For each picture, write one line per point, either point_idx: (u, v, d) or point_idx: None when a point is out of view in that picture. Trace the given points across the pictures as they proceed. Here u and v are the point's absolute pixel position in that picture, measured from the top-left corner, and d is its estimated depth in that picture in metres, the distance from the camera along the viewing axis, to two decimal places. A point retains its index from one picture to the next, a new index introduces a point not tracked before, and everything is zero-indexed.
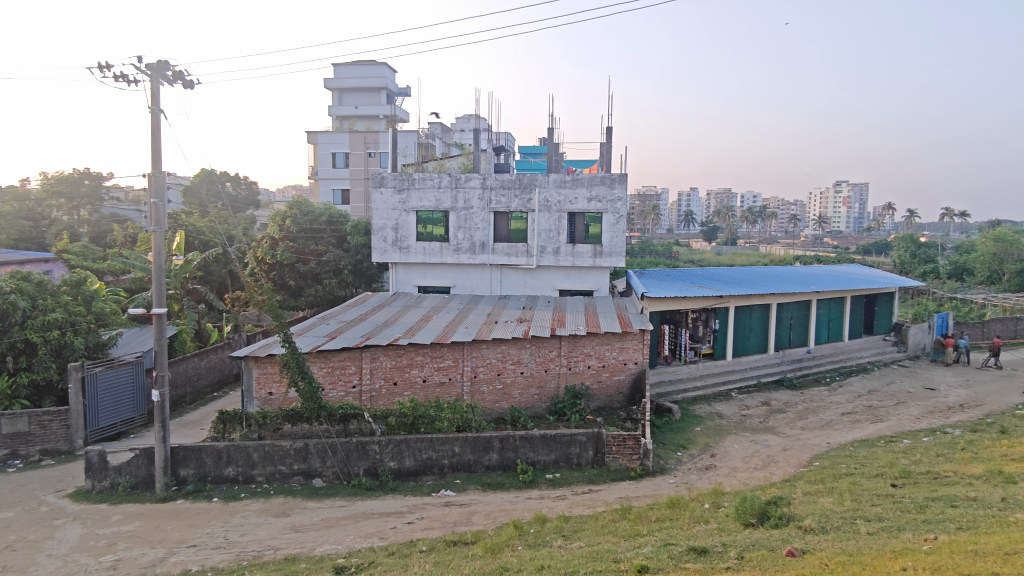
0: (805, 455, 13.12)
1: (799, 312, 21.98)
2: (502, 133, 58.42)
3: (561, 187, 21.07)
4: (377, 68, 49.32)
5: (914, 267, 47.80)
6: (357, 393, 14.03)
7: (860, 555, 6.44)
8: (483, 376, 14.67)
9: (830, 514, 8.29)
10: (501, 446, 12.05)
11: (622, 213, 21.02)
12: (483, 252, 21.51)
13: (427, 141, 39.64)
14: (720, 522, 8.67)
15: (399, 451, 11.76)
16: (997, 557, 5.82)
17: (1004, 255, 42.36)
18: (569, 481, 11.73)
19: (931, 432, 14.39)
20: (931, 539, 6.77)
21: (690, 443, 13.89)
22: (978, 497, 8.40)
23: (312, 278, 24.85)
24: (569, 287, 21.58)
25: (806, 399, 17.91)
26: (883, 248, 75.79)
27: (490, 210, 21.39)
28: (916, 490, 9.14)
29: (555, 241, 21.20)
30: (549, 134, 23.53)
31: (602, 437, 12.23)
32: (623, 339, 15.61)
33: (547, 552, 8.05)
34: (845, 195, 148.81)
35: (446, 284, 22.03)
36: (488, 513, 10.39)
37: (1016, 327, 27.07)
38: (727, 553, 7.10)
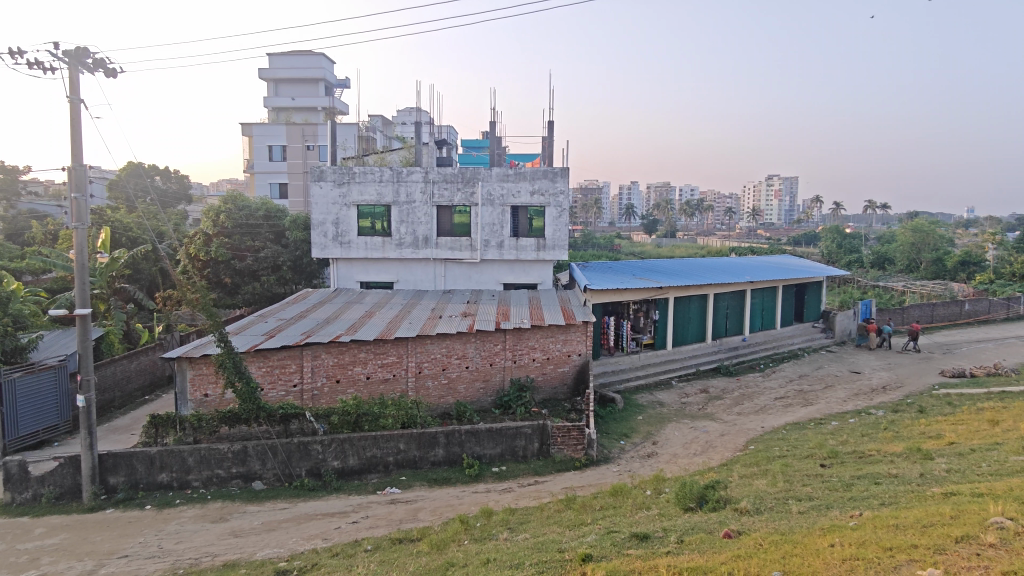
0: (741, 440, 13.60)
1: (734, 302, 22.73)
2: (444, 126, 57.96)
3: (504, 181, 21.08)
4: (314, 58, 48.09)
5: (839, 257, 50.24)
6: (298, 392, 13.70)
7: (791, 534, 6.73)
8: (428, 372, 14.56)
9: (764, 496, 8.64)
10: (447, 441, 12.01)
11: (565, 206, 21.24)
12: (426, 247, 21.32)
13: (368, 134, 39.00)
14: (661, 507, 8.91)
15: (342, 450, 11.59)
16: (917, 530, 6.18)
17: (921, 245, 45.02)
18: (515, 474, 11.82)
19: (857, 413, 15.16)
20: (857, 516, 7.13)
21: (633, 432, 14.18)
22: (899, 473, 8.90)
23: (249, 275, 24.09)
24: (513, 281, 21.65)
25: (742, 385, 18.59)
26: (812, 239, 79.23)
27: (432, 204, 21.21)
28: (843, 470, 9.61)
29: (498, 235, 21.22)
30: (492, 128, 23.47)
31: (547, 428, 12.38)
32: (567, 331, 15.80)
33: (493, 546, 8.08)
34: (776, 189, 154.76)
35: (389, 279, 21.73)
36: (434, 509, 10.34)
37: (932, 312, 28.81)
38: (667, 538, 7.28)
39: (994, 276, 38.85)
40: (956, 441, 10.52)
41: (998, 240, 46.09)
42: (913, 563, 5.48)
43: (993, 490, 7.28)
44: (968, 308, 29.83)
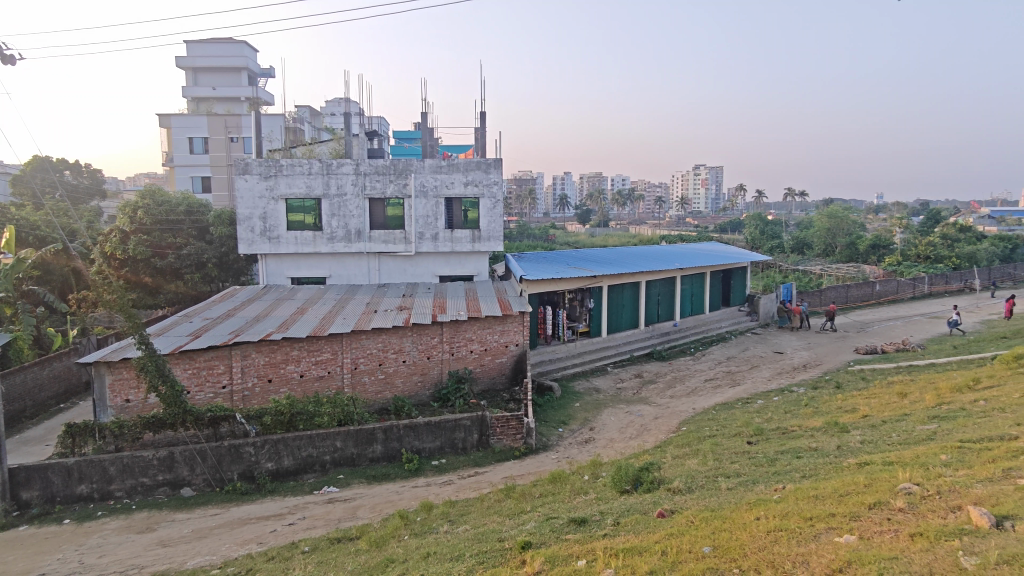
0: (674, 422, 14.04)
1: (665, 288, 23.39)
2: (375, 117, 56.76)
3: (436, 172, 20.90)
4: (235, 46, 46.29)
5: (762, 243, 52.40)
6: (228, 394, 13.21)
7: (720, 510, 7.01)
8: (364, 367, 14.31)
9: (695, 474, 8.97)
10: (385, 437, 11.88)
11: (499, 197, 21.31)
12: (359, 240, 20.91)
13: (295, 125, 37.89)
14: (598, 491, 9.12)
15: (276, 451, 11.29)
16: (834, 499, 6.56)
17: (836, 230, 47.61)
18: (455, 466, 11.82)
19: (780, 392, 15.91)
20: (780, 488, 7.50)
21: (570, 419, 14.41)
22: (818, 446, 9.41)
23: (171, 273, 23.00)
24: (449, 273, 21.57)
25: (674, 369, 19.21)
26: (736, 226, 82.27)
27: (364, 196, 20.79)
28: (767, 446, 10.09)
29: (433, 227, 21.05)
30: (423, 118, 23.22)
31: (486, 419, 12.45)
32: (504, 322, 15.88)
33: (433, 539, 8.06)
34: (703, 178, 159.96)
35: (321, 274, 21.21)
36: (374, 505, 10.21)
37: (847, 293, 30.50)
38: (604, 521, 7.45)
39: (902, 258, 41.47)
40: (869, 414, 11.18)
41: (904, 224, 49.21)
42: (831, 530, 5.82)
43: (901, 458, 7.79)
44: (879, 288, 31.73)
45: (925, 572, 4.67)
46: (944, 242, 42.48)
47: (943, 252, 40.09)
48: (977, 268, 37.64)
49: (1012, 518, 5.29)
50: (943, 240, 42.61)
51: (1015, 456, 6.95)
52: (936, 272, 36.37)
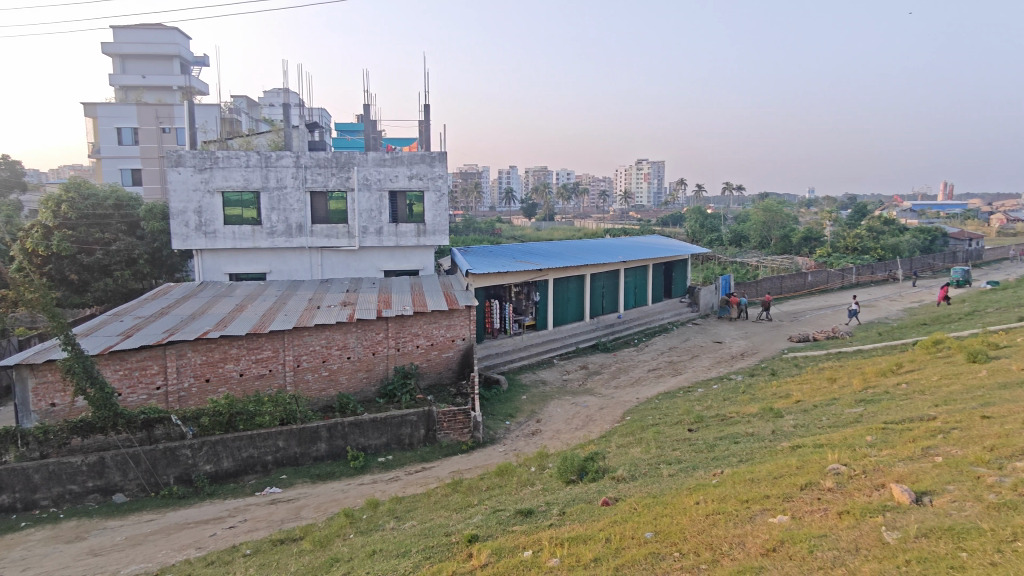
0: (619, 412, 14.31)
1: (610, 281, 23.76)
2: (315, 109, 55.50)
3: (380, 165, 20.58)
4: (166, 33, 44.36)
5: (701, 236, 53.84)
6: (162, 395, 12.70)
7: (662, 496, 7.20)
8: (307, 364, 13.99)
9: (638, 462, 9.18)
10: (329, 434, 11.70)
11: (444, 190, 21.22)
12: (300, 235, 20.41)
13: (230, 116, 36.65)
14: (544, 482, 9.22)
15: (215, 453, 10.94)
16: (769, 481, 6.83)
17: (771, 223, 49.34)
18: (402, 462, 11.71)
19: (720, 379, 16.44)
20: (719, 473, 7.76)
21: (517, 412, 14.49)
22: (754, 432, 9.76)
23: (99, 270, 21.89)
24: (394, 268, 21.33)
25: (618, 360, 19.57)
26: (677, 220, 84.09)
27: (305, 189, 20.30)
28: (707, 432, 10.41)
29: (377, 221, 20.75)
30: (366, 110, 22.82)
31: (432, 414, 12.40)
32: (450, 316, 15.83)
33: (379, 536, 7.98)
34: (646, 172, 163.04)
35: (260, 270, 20.58)
36: (318, 505, 10.02)
37: (781, 284, 31.70)
38: (550, 512, 7.52)
39: (831, 249, 43.33)
40: (801, 400, 11.67)
41: (833, 217, 51.44)
42: (766, 511, 6.05)
43: (831, 440, 8.16)
44: (810, 279, 33.09)
45: (852, 547, 4.92)
46: (870, 234, 44.62)
47: (869, 244, 42.08)
48: (900, 259, 39.70)
49: (929, 494, 5.63)
50: (868, 232, 44.75)
51: (934, 434, 7.38)
52: (862, 263, 38.18)
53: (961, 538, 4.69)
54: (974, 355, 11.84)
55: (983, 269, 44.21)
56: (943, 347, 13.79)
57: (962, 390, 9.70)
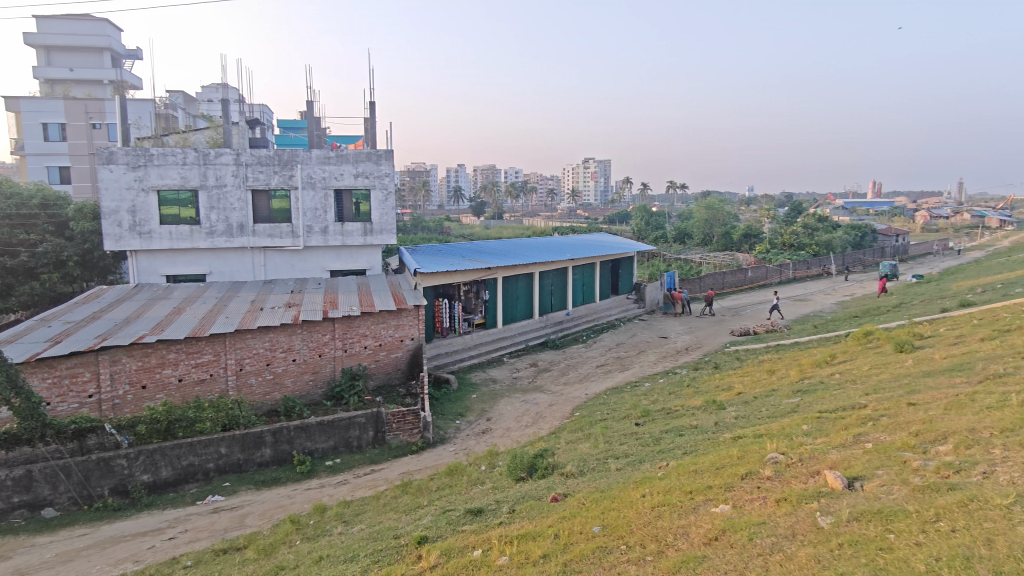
0: (568, 408, 14.45)
1: (558, 279, 23.94)
2: (257, 105, 54.03)
3: (325, 163, 20.17)
4: (96, 24, 42.41)
5: (647, 234, 54.89)
6: (95, 404, 12.11)
7: (609, 490, 7.30)
8: (250, 368, 13.60)
9: (587, 458, 9.29)
10: (274, 439, 11.42)
11: (390, 189, 20.99)
12: (242, 234, 19.81)
13: (166, 112, 35.30)
14: (494, 480, 9.23)
15: (153, 462, 10.52)
16: (712, 472, 7.02)
17: (713, 221, 50.77)
18: (350, 465, 11.54)
19: (665, 374, 16.80)
20: (664, 466, 7.93)
21: (468, 411, 14.46)
22: (698, 424, 10.02)
23: (24, 273, 20.72)
24: (340, 268, 20.96)
25: (567, 357, 19.75)
26: (623, 218, 85.48)
27: (246, 188, 19.71)
28: (654, 426, 10.62)
29: (322, 220, 20.34)
30: (309, 107, 22.33)
31: (381, 416, 12.29)
32: (398, 316, 15.68)
33: (326, 542, 7.82)
34: (592, 171, 165.21)
35: (200, 271, 19.88)
36: (263, 512, 9.77)
37: (723, 280, 32.62)
38: (500, 510, 7.53)
39: (770, 246, 44.87)
40: (743, 391, 12.06)
41: (771, 215, 53.37)
42: (709, 501, 6.22)
43: (769, 430, 8.45)
44: (750, 274, 34.19)
45: (789, 533, 5.10)
46: (805, 231, 46.45)
47: (805, 241, 43.79)
48: (834, 255, 41.46)
49: (860, 479, 5.90)
50: (804, 229, 46.60)
51: (864, 422, 7.73)
52: (799, 258, 39.69)
53: (890, 520, 4.92)
54: (901, 345, 12.46)
55: (909, 263, 46.63)
56: (873, 338, 14.48)
57: (891, 378, 10.21)
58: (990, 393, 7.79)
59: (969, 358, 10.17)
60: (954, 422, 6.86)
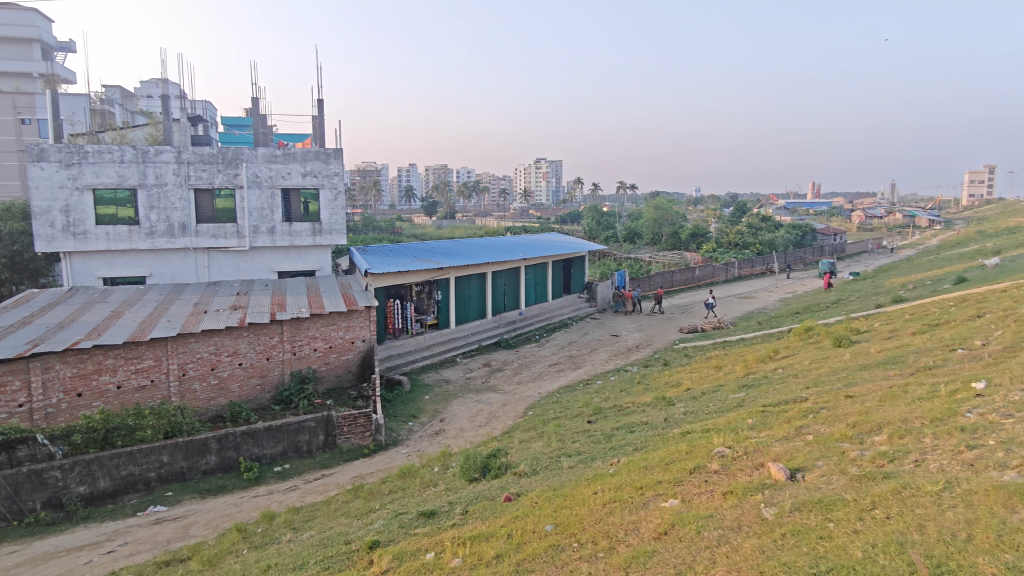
0: (521, 407, 14.49)
1: (511, 278, 23.99)
2: (199, 101, 52.32)
3: (271, 161, 19.70)
4: (24, 14, 40.35)
5: (598, 233, 55.54)
6: (26, 413, 11.47)
7: (562, 488, 7.35)
8: (194, 373, 13.14)
9: (540, 456, 9.34)
10: (219, 446, 11.08)
11: (340, 188, 20.67)
12: (184, 235, 19.15)
13: (102, 107, 33.85)
14: (447, 482, 9.17)
15: (90, 473, 10.04)
16: (662, 467, 7.15)
17: (662, 221, 51.80)
18: (299, 470, 11.30)
19: (617, 371, 17.03)
20: (615, 462, 8.03)
21: (420, 412, 14.35)
22: (648, 420, 10.19)
23: None
24: (288, 268, 20.50)
25: (520, 356, 19.81)
26: (575, 218, 86.21)
27: (188, 187, 19.06)
28: (605, 423, 10.75)
29: (268, 220, 19.86)
30: (254, 104, 21.78)
31: (331, 419, 12.09)
32: (349, 317, 15.45)
33: (275, 550, 7.64)
34: (544, 171, 166.21)
35: (139, 273, 19.10)
36: (208, 521, 9.47)
37: (672, 278, 33.30)
38: (452, 511, 7.49)
39: (716, 245, 46.05)
40: (691, 387, 12.35)
41: (717, 215, 54.79)
42: (658, 497, 6.33)
43: (716, 425, 8.66)
44: (698, 273, 35.00)
45: (735, 525, 5.24)
46: (749, 230, 47.86)
47: (749, 240, 45.11)
48: (777, 253, 42.85)
49: (801, 470, 6.11)
50: (749, 229, 48.01)
51: (805, 415, 8.01)
52: (743, 257, 40.87)
53: (829, 509, 5.11)
54: (839, 339, 12.97)
55: (846, 261, 48.53)
56: (813, 333, 15.01)
57: (830, 372, 10.62)
58: (920, 384, 8.19)
59: (901, 352, 10.66)
60: (888, 413, 7.18)
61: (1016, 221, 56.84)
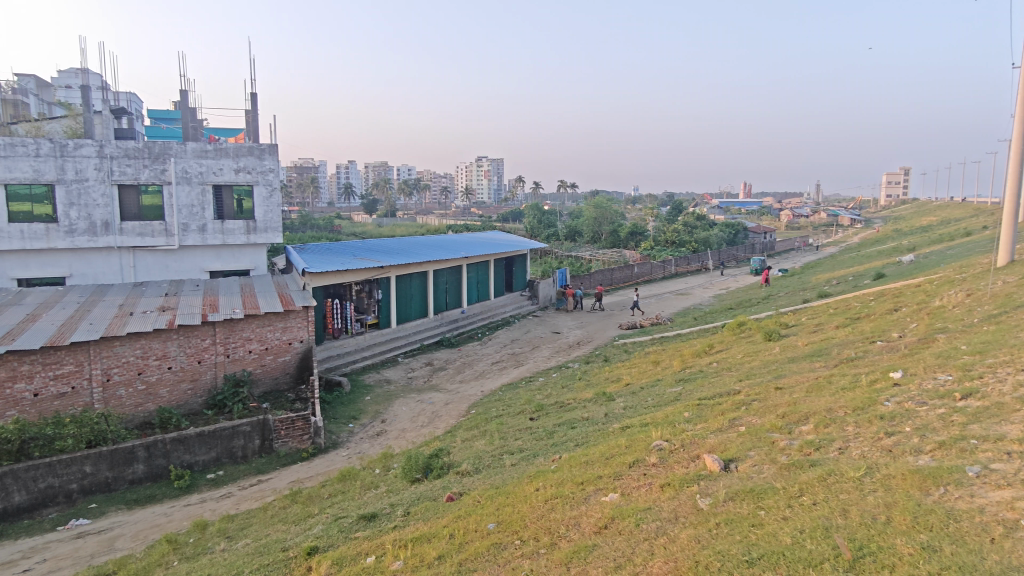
0: (464, 405, 14.46)
1: (453, 277, 23.87)
2: (124, 92, 49.82)
3: (201, 157, 18.97)
4: None
5: (539, 231, 55.91)
6: None
7: (504, 486, 7.38)
8: (119, 378, 12.50)
9: (482, 455, 9.34)
10: (148, 454, 10.60)
11: (275, 185, 20.12)
12: (107, 233, 18.18)
13: (15, 97, 31.77)
14: (389, 483, 9.05)
15: (3, 487, 9.39)
16: (602, 462, 7.27)
17: (602, 219, 52.66)
18: (235, 476, 10.92)
19: (559, 368, 17.20)
20: (557, 459, 8.12)
21: (361, 413, 14.12)
22: (589, 416, 10.33)
23: None
24: (221, 268, 19.79)
25: (462, 355, 19.77)
26: (516, 216, 86.37)
27: (112, 182, 18.11)
28: (547, 420, 10.84)
29: (199, 217, 19.13)
30: (183, 97, 20.89)
31: (267, 423, 11.75)
32: (285, 318, 15.06)
33: (208, 560, 7.36)
34: (486, 169, 166.27)
35: (57, 273, 18.02)
36: (136, 533, 9.03)
37: (612, 276, 33.90)
38: (394, 513, 7.40)
39: (654, 243, 47.13)
40: (630, 383, 12.61)
41: (654, 214, 56.13)
42: (598, 491, 6.44)
43: (654, 418, 8.87)
44: (636, 270, 35.72)
45: (672, 516, 5.38)
46: (685, 228, 49.22)
47: (685, 238, 46.39)
48: (711, 251, 44.21)
49: (734, 461, 6.33)
50: (685, 227, 49.38)
51: (738, 407, 8.31)
52: (680, 255, 42.02)
53: (761, 497, 5.31)
54: (769, 334, 13.49)
55: (776, 259, 50.50)
56: (745, 328, 15.58)
57: (761, 365, 11.05)
58: (843, 375, 8.64)
59: (826, 345, 11.18)
60: (815, 403, 7.52)
61: (928, 220, 60.51)
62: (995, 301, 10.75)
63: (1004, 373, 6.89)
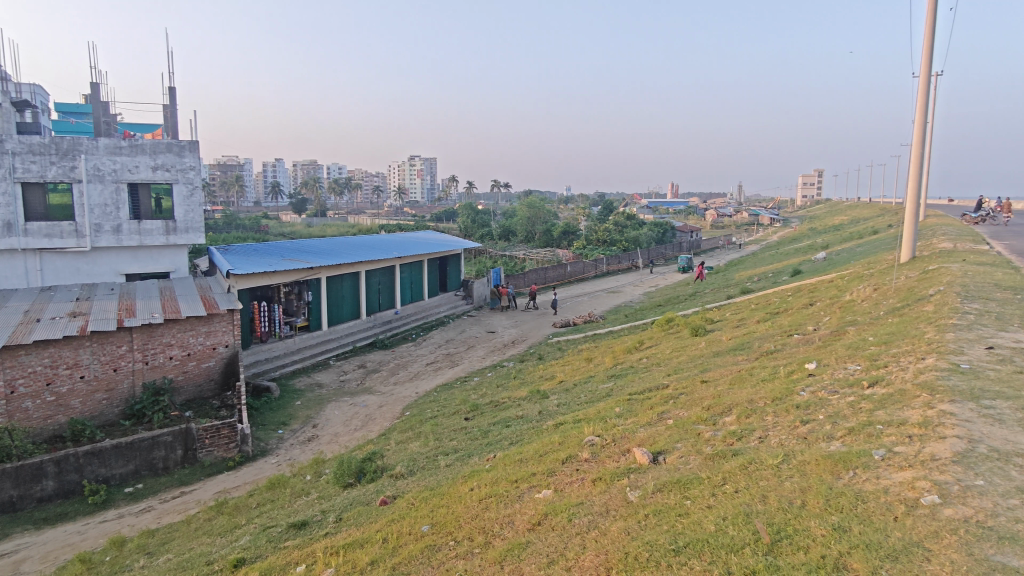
0: (398, 407, 14.29)
1: (385, 277, 23.52)
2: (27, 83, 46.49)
3: (115, 153, 17.96)
4: None
5: (473, 231, 55.88)
6: None
7: (439, 487, 7.33)
8: (25, 390, 11.66)
9: (416, 457, 9.24)
10: (58, 470, 9.93)
11: (196, 183, 19.30)
12: (9, 235, 16.91)
13: None
14: (320, 489, 8.84)
15: None
16: (535, 459, 7.33)
17: (535, 219, 53.07)
18: (155, 489, 10.40)
19: (493, 367, 17.22)
20: (491, 457, 8.13)
21: (291, 418, 13.72)
22: (523, 414, 10.40)
23: None
24: (138, 271, 18.80)
25: (396, 356, 19.50)
26: (449, 215, 85.87)
27: (14, 180, 16.85)
28: (482, 419, 10.85)
29: (113, 217, 18.11)
30: (94, 90, 19.72)
31: (191, 432, 11.25)
32: (209, 322, 14.46)
33: None
34: (418, 168, 164.71)
35: None
36: (45, 554, 8.45)
37: (545, 275, 34.23)
38: (325, 520, 7.23)
39: (586, 243, 47.86)
40: (563, 380, 12.79)
41: (586, 213, 57.06)
42: (532, 488, 6.49)
43: (586, 415, 9.02)
44: (569, 269, 36.21)
45: (603, 510, 5.49)
46: (616, 228, 50.26)
47: (615, 237, 47.36)
48: (640, 250, 45.30)
49: (662, 453, 6.51)
50: (616, 227, 50.43)
51: (666, 401, 8.56)
52: (611, 254, 42.87)
53: (687, 488, 5.49)
54: (695, 330, 13.95)
55: (701, 257, 52.30)
56: (674, 324, 16.06)
57: (688, 360, 11.42)
58: (763, 367, 9.04)
59: (747, 339, 11.67)
60: (738, 395, 7.84)
61: (840, 220, 64.07)
62: (899, 294, 11.49)
63: (906, 362, 7.38)
